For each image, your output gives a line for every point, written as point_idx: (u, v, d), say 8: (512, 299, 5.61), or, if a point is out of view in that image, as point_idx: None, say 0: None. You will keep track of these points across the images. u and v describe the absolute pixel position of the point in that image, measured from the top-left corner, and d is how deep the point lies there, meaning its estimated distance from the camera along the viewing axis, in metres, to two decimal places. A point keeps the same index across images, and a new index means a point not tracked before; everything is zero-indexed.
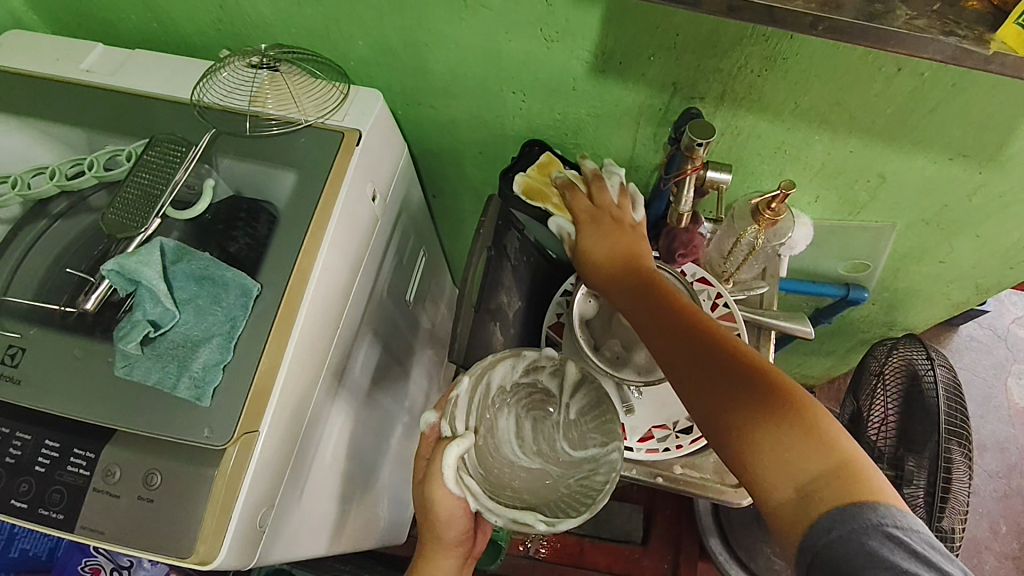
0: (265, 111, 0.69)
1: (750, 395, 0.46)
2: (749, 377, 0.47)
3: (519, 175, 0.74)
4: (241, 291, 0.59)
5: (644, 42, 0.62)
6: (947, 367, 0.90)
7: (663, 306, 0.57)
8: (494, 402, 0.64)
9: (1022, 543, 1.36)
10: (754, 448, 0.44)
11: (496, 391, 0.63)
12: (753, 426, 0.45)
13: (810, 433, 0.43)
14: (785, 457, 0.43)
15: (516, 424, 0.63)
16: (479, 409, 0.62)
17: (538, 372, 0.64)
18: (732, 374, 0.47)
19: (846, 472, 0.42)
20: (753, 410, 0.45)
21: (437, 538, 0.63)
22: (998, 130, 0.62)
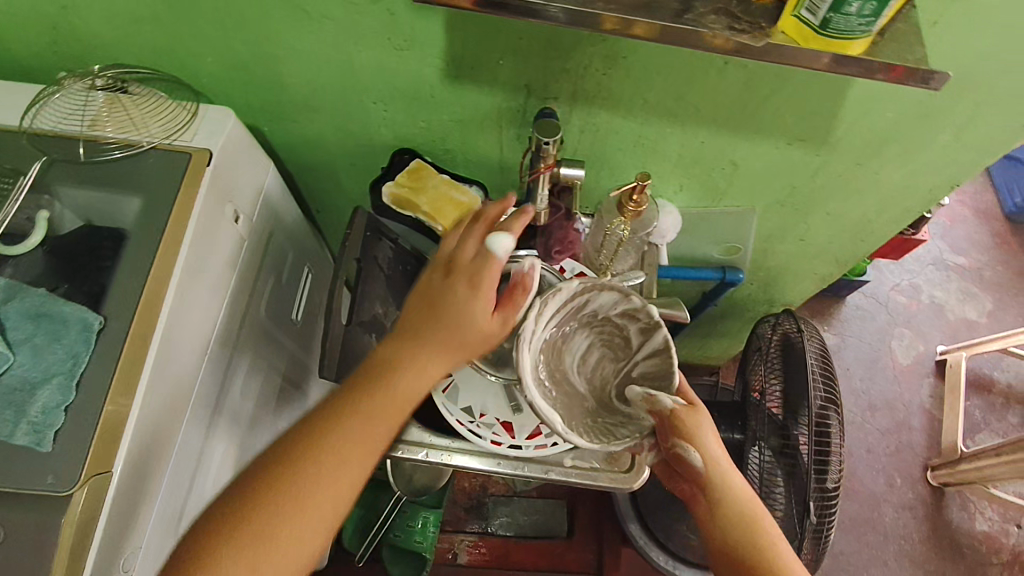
0: (104, 135, 0.65)
1: (748, 533, 0.58)
2: (748, 519, 0.59)
3: (386, 186, 0.76)
4: (81, 326, 0.56)
5: (490, 47, 0.63)
6: (818, 337, 0.98)
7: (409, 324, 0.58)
8: (590, 323, 0.64)
9: (915, 492, 1.47)
10: (739, 552, 0.57)
11: (590, 314, 0.63)
12: (742, 543, 0.57)
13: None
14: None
15: (602, 355, 0.64)
16: (584, 308, 0.62)
17: (620, 313, 0.62)
18: (737, 516, 0.59)
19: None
20: (744, 533, 0.58)
21: (417, 364, 0.57)
22: (825, 116, 0.67)
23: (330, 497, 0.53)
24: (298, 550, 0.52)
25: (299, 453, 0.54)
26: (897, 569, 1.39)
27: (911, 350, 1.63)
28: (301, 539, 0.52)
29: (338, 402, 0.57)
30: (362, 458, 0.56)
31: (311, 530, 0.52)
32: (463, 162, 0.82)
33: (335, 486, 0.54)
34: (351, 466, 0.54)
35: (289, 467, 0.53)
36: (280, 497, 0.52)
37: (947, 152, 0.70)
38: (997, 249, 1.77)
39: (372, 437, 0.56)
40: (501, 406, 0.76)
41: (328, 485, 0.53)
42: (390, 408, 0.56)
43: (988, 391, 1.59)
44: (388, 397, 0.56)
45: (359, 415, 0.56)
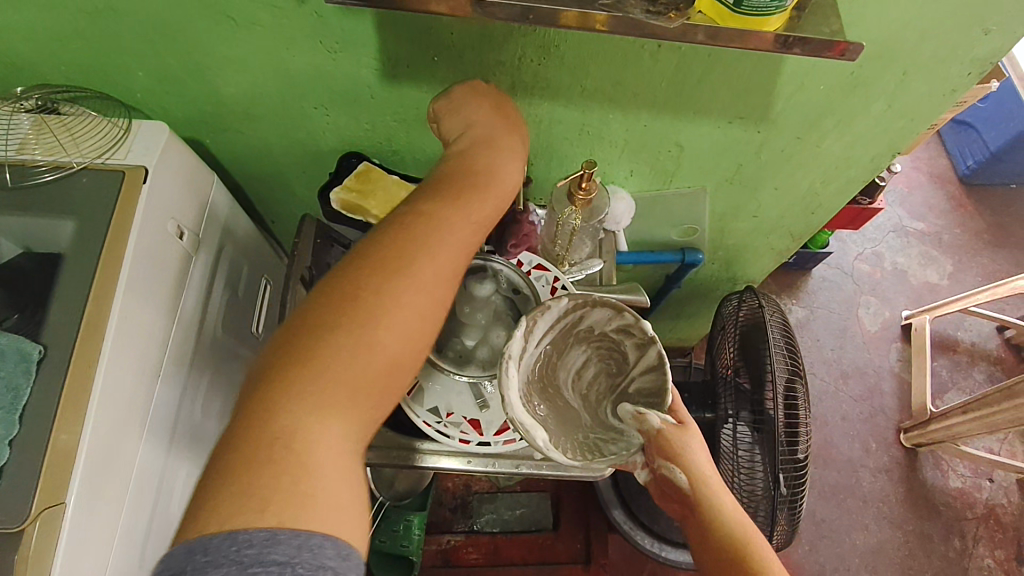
0: (34, 158, 0.64)
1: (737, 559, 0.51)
2: (736, 545, 0.52)
3: (334, 193, 0.75)
4: (19, 357, 0.54)
5: (423, 44, 0.63)
6: (778, 312, 1.00)
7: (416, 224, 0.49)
8: (587, 340, 0.63)
9: (890, 455, 1.50)
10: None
11: (587, 330, 0.63)
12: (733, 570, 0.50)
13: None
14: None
15: (598, 371, 0.63)
16: (582, 322, 0.62)
17: (615, 329, 0.61)
18: (725, 544, 0.52)
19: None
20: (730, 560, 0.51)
21: (458, 213, 0.51)
22: (761, 93, 0.67)
23: (397, 348, 0.46)
24: (356, 402, 0.44)
25: (373, 286, 0.46)
26: (877, 531, 1.42)
27: (878, 317, 1.66)
28: (355, 404, 0.44)
29: (406, 231, 0.49)
30: (442, 272, 0.49)
31: (378, 365, 0.45)
32: (412, 161, 0.82)
33: (405, 337, 0.46)
34: (417, 308, 0.47)
35: (374, 299, 0.45)
36: (346, 349, 0.43)
37: (882, 121, 0.71)
38: (954, 213, 1.81)
39: (447, 256, 0.49)
40: (467, 404, 0.75)
41: (393, 338, 0.45)
42: (455, 254, 0.50)
43: (953, 351, 1.63)
44: (440, 222, 0.50)
45: (430, 242, 0.49)
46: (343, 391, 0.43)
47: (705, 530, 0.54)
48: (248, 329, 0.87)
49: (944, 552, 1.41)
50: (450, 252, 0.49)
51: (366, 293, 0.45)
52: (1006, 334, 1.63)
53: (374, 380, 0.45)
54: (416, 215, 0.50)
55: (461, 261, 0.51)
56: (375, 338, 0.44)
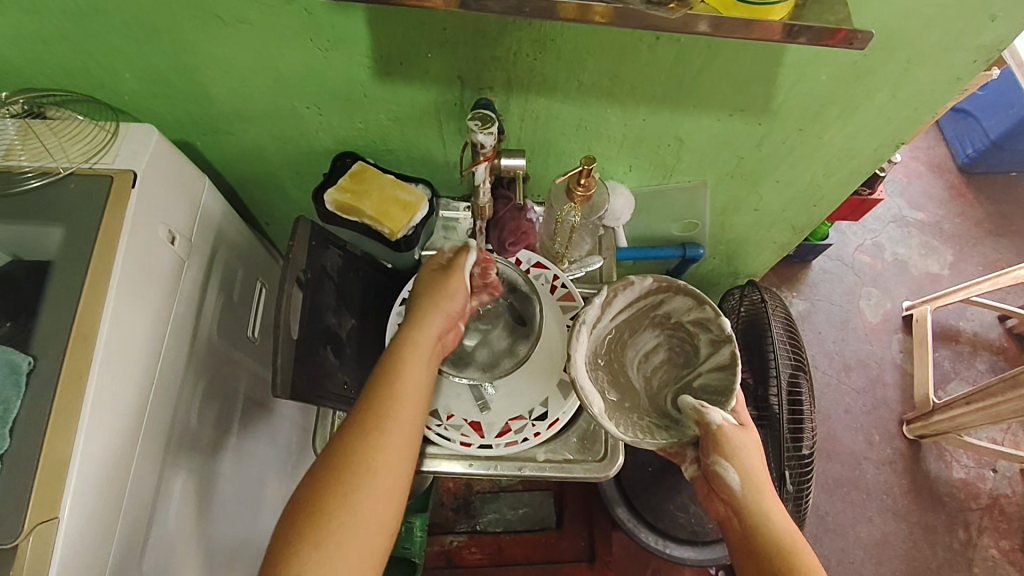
0: (20, 164, 0.62)
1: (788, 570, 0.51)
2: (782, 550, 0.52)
3: (328, 194, 0.73)
4: (9, 368, 0.53)
5: (415, 40, 0.61)
6: (780, 305, 0.99)
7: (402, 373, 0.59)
8: (659, 330, 0.68)
9: (894, 447, 1.49)
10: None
11: (660, 317, 0.67)
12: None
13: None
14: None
15: (666, 360, 0.68)
16: (661, 308, 0.66)
17: (692, 321, 0.64)
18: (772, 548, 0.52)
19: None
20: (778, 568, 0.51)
21: (425, 333, 0.62)
22: (762, 85, 0.66)
23: (399, 442, 0.56)
24: (379, 487, 0.54)
25: (379, 403, 0.57)
26: (882, 523, 1.42)
27: (879, 308, 1.65)
28: (382, 492, 0.54)
29: (395, 355, 0.61)
30: (421, 374, 0.61)
31: (393, 451, 0.55)
32: (408, 160, 0.80)
33: (406, 432, 0.57)
34: (407, 407, 0.58)
35: (377, 411, 0.57)
36: (367, 449, 0.55)
37: (885, 112, 0.70)
38: (954, 202, 1.80)
39: (422, 363, 0.61)
40: (468, 407, 0.74)
41: (399, 431, 0.57)
42: (425, 360, 0.62)
43: (955, 342, 1.62)
44: (417, 341, 0.62)
45: (410, 358, 0.61)
46: (368, 480, 0.53)
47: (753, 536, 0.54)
48: (244, 333, 0.85)
49: (949, 543, 1.40)
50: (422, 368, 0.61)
51: (377, 403, 0.57)
52: (1008, 324, 1.63)
53: (389, 470, 0.55)
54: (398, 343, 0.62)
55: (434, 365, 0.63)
56: (386, 440, 0.56)
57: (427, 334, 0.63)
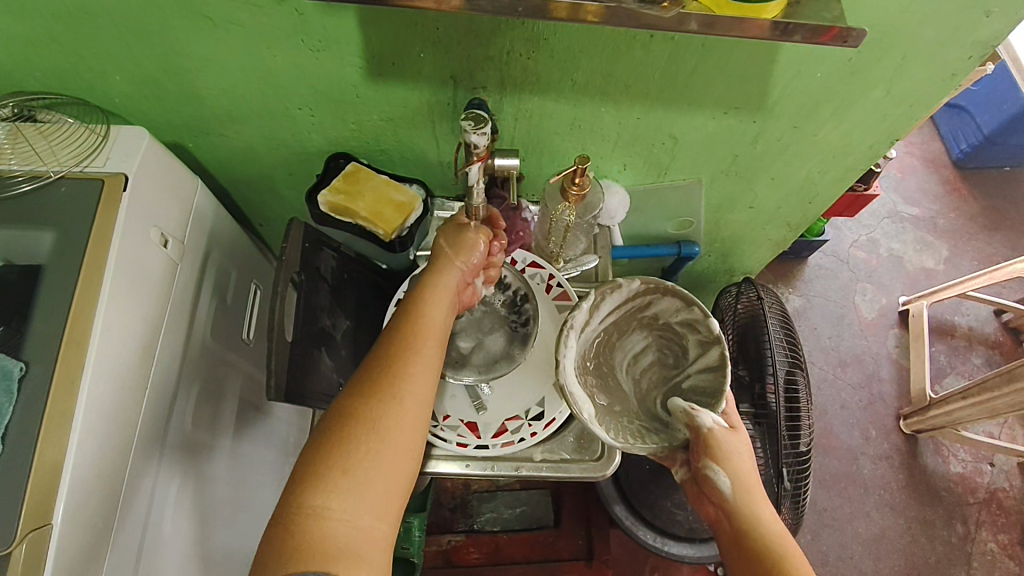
0: (9, 168, 0.62)
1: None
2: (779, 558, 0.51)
3: (322, 195, 0.73)
4: (0, 375, 0.53)
5: (408, 40, 0.61)
6: (777, 301, 0.99)
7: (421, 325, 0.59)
8: (648, 333, 0.67)
9: (891, 442, 1.50)
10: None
11: (650, 318, 0.67)
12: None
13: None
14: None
15: (654, 362, 0.67)
16: (650, 309, 0.66)
17: (681, 322, 0.65)
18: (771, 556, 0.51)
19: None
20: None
21: (441, 287, 0.62)
22: (756, 82, 0.66)
23: (419, 395, 0.55)
24: (402, 431, 0.53)
25: (402, 347, 0.57)
26: (880, 518, 1.42)
27: (875, 304, 1.66)
28: (404, 434, 0.54)
29: (415, 302, 0.60)
30: (443, 321, 0.61)
31: (416, 394, 0.55)
32: (401, 160, 0.80)
33: (428, 376, 0.57)
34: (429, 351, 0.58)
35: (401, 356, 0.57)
36: (392, 390, 0.54)
37: (879, 108, 0.70)
38: (949, 197, 1.80)
39: (443, 310, 0.61)
40: (463, 407, 0.74)
41: (422, 375, 0.56)
42: (446, 306, 0.61)
43: (951, 336, 1.62)
44: (438, 287, 0.62)
45: (432, 304, 0.60)
46: (392, 422, 0.53)
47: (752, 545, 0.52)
48: (239, 335, 0.85)
49: (946, 537, 1.41)
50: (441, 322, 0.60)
51: (400, 349, 0.57)
52: (1003, 318, 1.63)
53: (411, 417, 0.54)
54: (418, 291, 0.61)
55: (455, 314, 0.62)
56: (410, 384, 0.55)
57: (447, 285, 0.62)
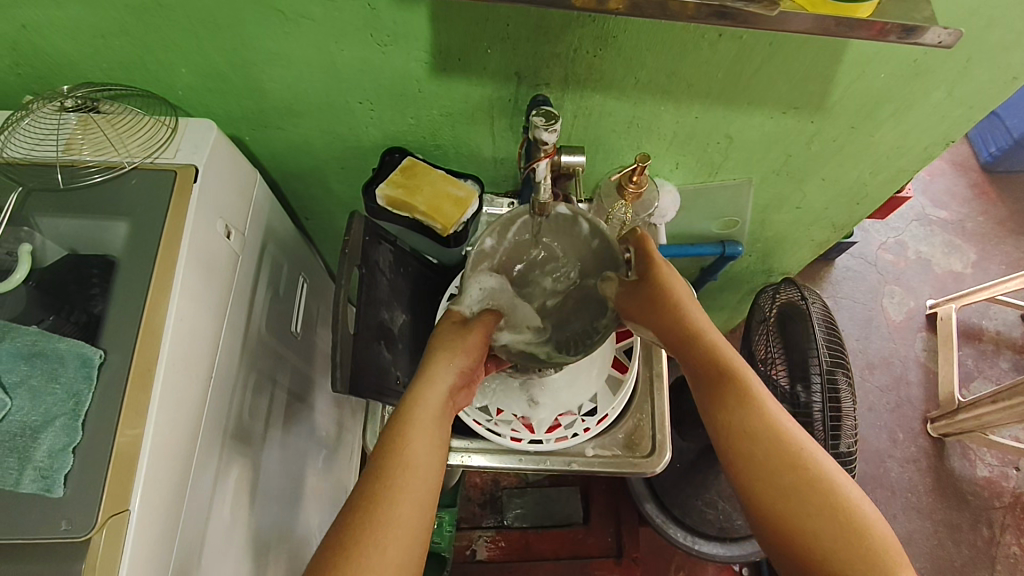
0: (82, 158, 0.62)
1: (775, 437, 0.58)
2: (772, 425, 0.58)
3: (380, 189, 0.73)
4: (80, 362, 0.53)
5: (476, 36, 0.61)
6: (820, 303, 0.97)
7: (419, 417, 0.59)
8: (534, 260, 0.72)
9: (918, 446, 1.49)
10: (761, 462, 0.57)
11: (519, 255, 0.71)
12: (780, 452, 0.57)
13: (824, 482, 0.55)
14: (799, 504, 0.54)
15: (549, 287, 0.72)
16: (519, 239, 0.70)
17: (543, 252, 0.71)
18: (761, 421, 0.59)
19: (842, 525, 0.53)
20: (768, 437, 0.58)
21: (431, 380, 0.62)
22: (819, 82, 0.66)
23: (417, 484, 0.55)
24: (395, 558, 0.51)
25: (385, 471, 0.55)
26: (906, 521, 1.42)
27: (903, 306, 1.66)
28: (397, 562, 0.51)
29: (399, 421, 0.59)
30: (430, 441, 0.58)
31: (404, 523, 0.53)
32: (456, 156, 0.81)
33: (415, 502, 0.54)
34: (417, 473, 0.56)
35: (384, 480, 0.55)
36: (378, 519, 0.52)
37: (939, 110, 0.70)
38: (976, 200, 1.80)
39: (428, 431, 0.59)
40: (516, 403, 0.75)
41: (409, 499, 0.54)
42: (432, 428, 0.59)
43: (978, 340, 1.62)
44: (423, 403, 0.60)
45: (417, 426, 0.59)
46: (384, 556, 0.51)
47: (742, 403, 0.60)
48: (289, 328, 0.86)
49: (972, 541, 1.40)
50: (437, 411, 0.61)
51: (393, 438, 0.58)
52: None
53: (411, 507, 0.54)
54: (405, 408, 0.60)
55: (444, 427, 0.61)
56: (395, 512, 0.53)
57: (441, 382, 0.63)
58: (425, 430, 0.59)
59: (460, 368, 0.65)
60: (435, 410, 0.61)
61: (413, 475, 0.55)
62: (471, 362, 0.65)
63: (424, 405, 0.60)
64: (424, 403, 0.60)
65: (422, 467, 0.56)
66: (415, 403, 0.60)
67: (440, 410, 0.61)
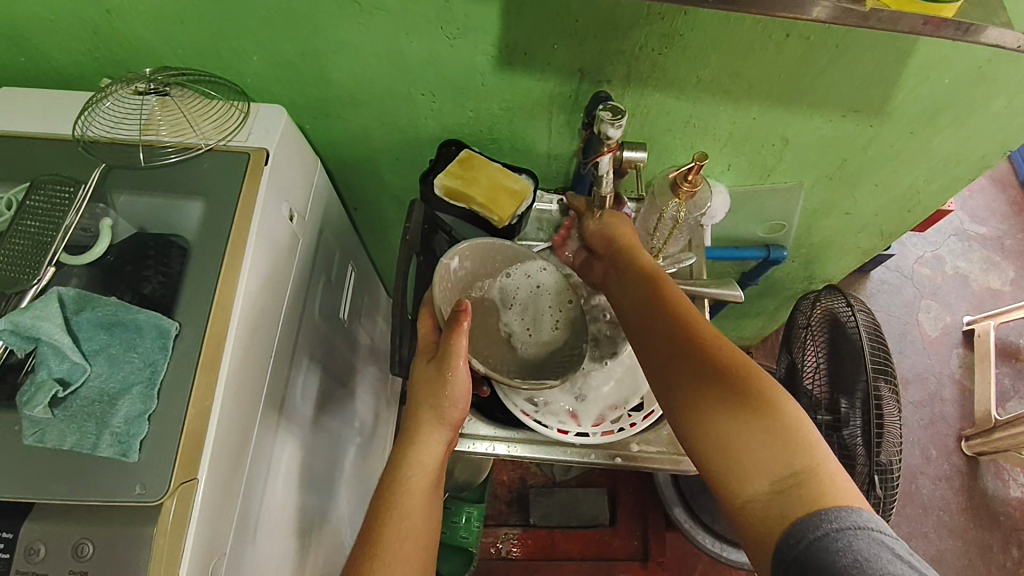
0: (160, 139, 0.65)
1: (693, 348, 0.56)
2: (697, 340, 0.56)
3: (439, 179, 0.74)
4: (157, 333, 0.56)
5: (545, 32, 0.62)
6: (866, 311, 0.96)
7: (406, 484, 0.59)
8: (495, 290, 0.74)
9: (951, 464, 1.47)
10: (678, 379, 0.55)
11: (481, 289, 0.73)
12: (700, 363, 0.54)
13: (784, 442, 0.49)
14: (721, 413, 0.51)
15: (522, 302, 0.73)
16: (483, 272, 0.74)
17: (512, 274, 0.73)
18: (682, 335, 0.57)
19: (760, 428, 0.50)
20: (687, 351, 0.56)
21: (419, 439, 0.61)
22: (882, 85, 0.66)
23: (407, 556, 0.55)
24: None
25: (382, 545, 0.55)
26: (938, 539, 1.39)
27: (939, 321, 1.63)
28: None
29: (392, 488, 0.59)
30: (424, 507, 0.59)
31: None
32: (510, 151, 0.82)
33: (414, 571, 0.55)
34: (415, 542, 0.56)
35: (381, 552, 0.55)
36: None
37: (1001, 118, 0.70)
38: (1017, 217, 1.77)
39: (422, 500, 0.59)
40: (562, 396, 0.76)
41: (408, 568, 0.55)
42: (427, 496, 0.59)
43: (1016, 359, 1.59)
44: (414, 470, 0.60)
45: (411, 497, 0.58)
46: None
47: (673, 333, 0.58)
48: (339, 314, 0.88)
49: (1005, 563, 1.37)
50: (426, 475, 0.60)
51: (388, 505, 0.58)
52: None
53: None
54: (395, 473, 0.60)
55: (437, 491, 0.61)
56: None
57: (432, 442, 0.61)
58: (414, 500, 0.58)
59: (449, 423, 0.62)
60: (425, 474, 0.60)
61: (405, 548, 0.56)
62: (460, 413, 0.62)
63: (410, 471, 0.60)
64: (411, 470, 0.60)
65: (410, 538, 0.56)
66: (400, 469, 0.60)
67: (432, 474, 0.60)
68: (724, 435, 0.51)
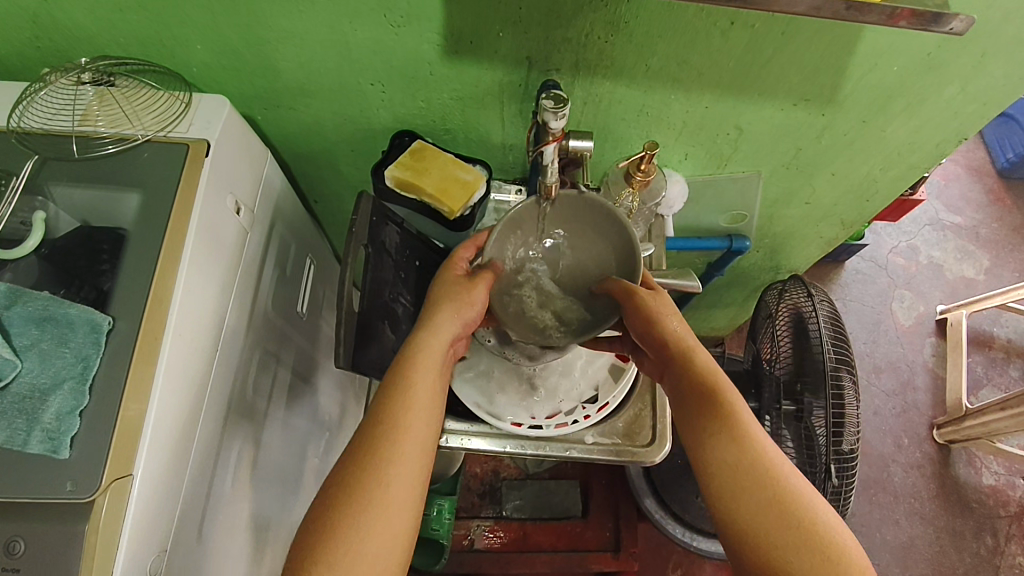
0: (97, 130, 0.64)
1: (769, 491, 0.52)
2: (775, 477, 0.53)
3: (389, 170, 0.75)
4: (90, 327, 0.54)
5: (489, 18, 0.61)
6: (826, 301, 0.96)
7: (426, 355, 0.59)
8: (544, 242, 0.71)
9: (923, 451, 1.48)
10: (750, 523, 0.52)
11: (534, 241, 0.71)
12: (731, 439, 0.56)
13: (801, 510, 0.51)
14: (766, 514, 0.52)
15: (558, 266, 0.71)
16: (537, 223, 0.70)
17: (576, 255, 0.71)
18: (758, 472, 0.54)
19: (779, 497, 0.52)
20: (762, 494, 0.52)
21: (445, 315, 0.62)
22: (831, 72, 0.65)
23: (421, 415, 0.56)
24: (396, 500, 0.51)
25: (392, 416, 0.55)
26: (908, 527, 1.40)
27: (912, 311, 1.64)
28: (398, 503, 0.51)
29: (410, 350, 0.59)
30: (437, 372, 0.59)
31: (406, 464, 0.53)
32: (465, 141, 0.81)
33: (422, 431, 0.55)
34: (424, 408, 0.56)
35: (388, 421, 0.54)
36: (379, 462, 0.52)
37: (953, 105, 0.69)
38: (992, 207, 1.77)
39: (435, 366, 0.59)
40: (515, 388, 0.76)
41: (413, 440, 0.54)
42: (439, 364, 0.60)
43: (988, 348, 1.60)
44: (427, 351, 0.59)
45: (427, 359, 0.59)
46: (386, 488, 0.51)
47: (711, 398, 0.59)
48: (296, 308, 0.88)
49: (976, 549, 1.38)
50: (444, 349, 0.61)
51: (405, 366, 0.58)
52: None
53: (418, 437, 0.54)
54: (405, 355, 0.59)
55: (445, 378, 0.60)
56: (401, 452, 0.53)
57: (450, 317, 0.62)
58: (430, 370, 0.59)
59: (462, 316, 0.63)
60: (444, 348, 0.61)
61: (416, 404, 0.56)
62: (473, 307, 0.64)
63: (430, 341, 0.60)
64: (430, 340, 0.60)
65: (422, 397, 0.57)
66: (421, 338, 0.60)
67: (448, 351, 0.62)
68: (745, 493, 0.53)
